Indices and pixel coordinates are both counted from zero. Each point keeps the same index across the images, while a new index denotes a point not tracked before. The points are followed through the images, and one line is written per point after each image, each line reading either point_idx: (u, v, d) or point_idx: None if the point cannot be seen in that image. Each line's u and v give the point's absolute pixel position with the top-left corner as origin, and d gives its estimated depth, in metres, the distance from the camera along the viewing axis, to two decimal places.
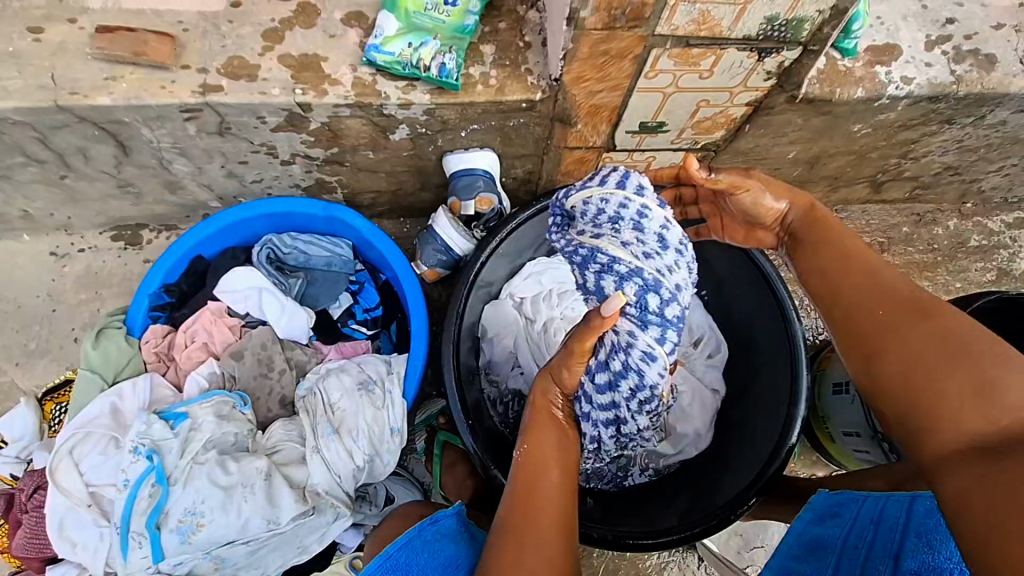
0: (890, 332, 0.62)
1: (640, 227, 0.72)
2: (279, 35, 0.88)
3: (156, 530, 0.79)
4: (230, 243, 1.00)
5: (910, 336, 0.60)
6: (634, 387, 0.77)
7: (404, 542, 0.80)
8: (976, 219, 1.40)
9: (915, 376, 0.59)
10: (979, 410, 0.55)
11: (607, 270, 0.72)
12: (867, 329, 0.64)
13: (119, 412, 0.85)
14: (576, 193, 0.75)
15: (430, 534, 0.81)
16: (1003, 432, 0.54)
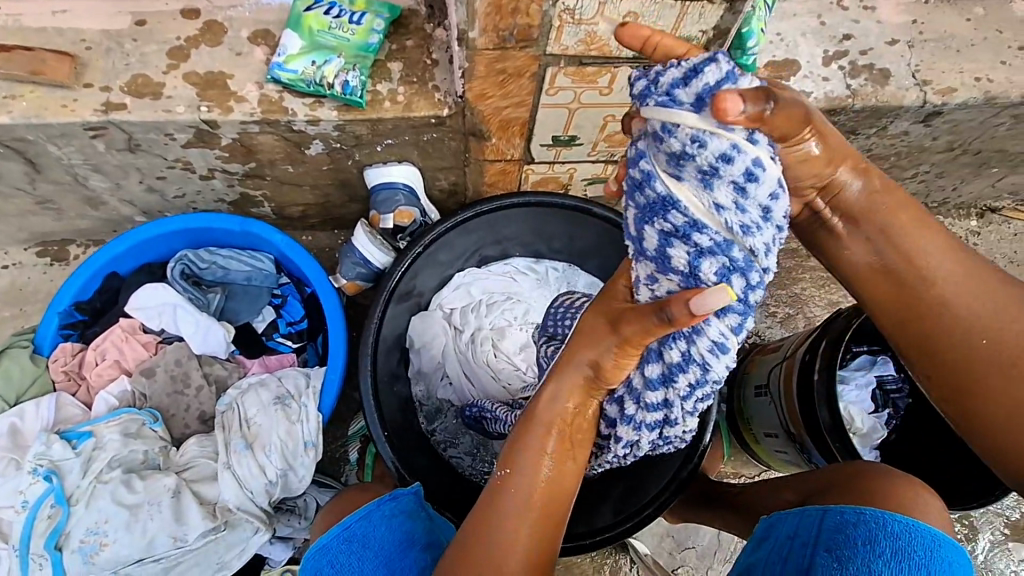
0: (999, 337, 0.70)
1: (731, 170, 0.57)
2: (184, 53, 0.89)
3: (56, 552, 0.79)
4: (146, 259, 1.00)
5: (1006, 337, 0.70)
6: (693, 382, 0.67)
7: (360, 516, 0.80)
8: None
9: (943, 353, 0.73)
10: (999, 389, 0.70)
11: (687, 232, 0.60)
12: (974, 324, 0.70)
13: (18, 432, 0.85)
14: (664, 107, 0.57)
15: (388, 511, 0.81)
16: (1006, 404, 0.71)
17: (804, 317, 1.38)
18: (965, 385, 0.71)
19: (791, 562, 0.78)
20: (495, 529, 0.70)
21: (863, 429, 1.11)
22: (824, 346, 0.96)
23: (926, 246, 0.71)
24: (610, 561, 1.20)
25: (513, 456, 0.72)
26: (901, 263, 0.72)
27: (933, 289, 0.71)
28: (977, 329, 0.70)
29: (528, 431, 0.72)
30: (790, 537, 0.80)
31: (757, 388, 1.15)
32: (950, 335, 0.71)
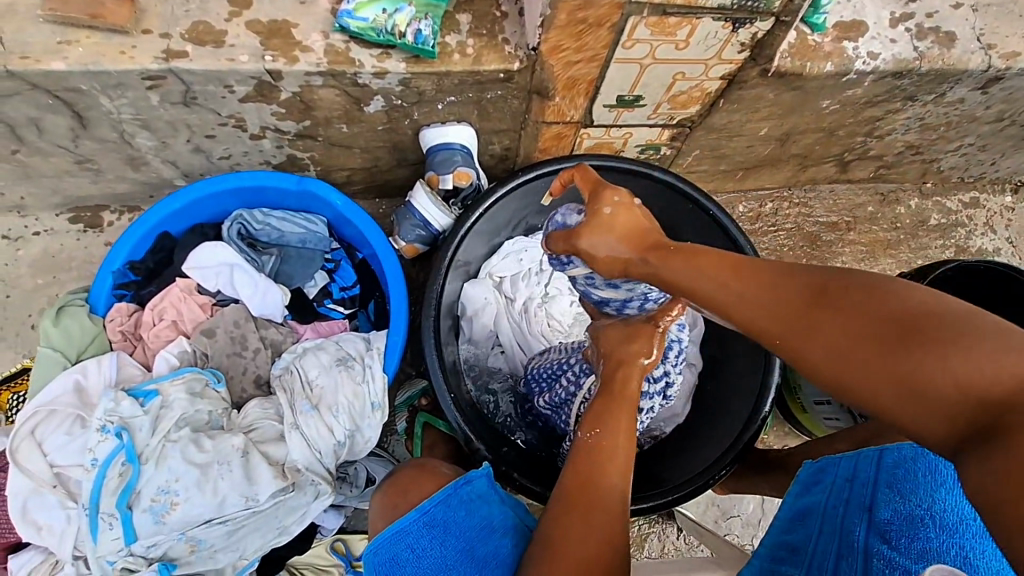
0: (906, 322, 0.48)
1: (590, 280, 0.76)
2: (246, 1, 0.86)
3: (128, 511, 0.75)
4: (197, 220, 0.97)
5: (915, 326, 0.47)
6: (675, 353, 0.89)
7: (439, 499, 0.76)
8: (936, 199, 1.46)
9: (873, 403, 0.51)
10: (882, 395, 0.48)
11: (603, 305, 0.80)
12: (887, 326, 0.48)
13: (84, 391, 0.80)
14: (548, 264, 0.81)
15: (466, 493, 0.76)
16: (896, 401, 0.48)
17: None
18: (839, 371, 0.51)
19: (853, 502, 0.73)
20: (598, 483, 0.65)
21: None
22: None
23: (768, 280, 0.55)
24: (657, 530, 1.19)
25: (602, 419, 0.69)
26: (750, 305, 0.56)
27: (826, 310, 0.51)
28: (839, 317, 0.51)
29: (609, 399, 0.71)
30: (847, 479, 0.76)
31: None
32: (801, 344, 0.52)
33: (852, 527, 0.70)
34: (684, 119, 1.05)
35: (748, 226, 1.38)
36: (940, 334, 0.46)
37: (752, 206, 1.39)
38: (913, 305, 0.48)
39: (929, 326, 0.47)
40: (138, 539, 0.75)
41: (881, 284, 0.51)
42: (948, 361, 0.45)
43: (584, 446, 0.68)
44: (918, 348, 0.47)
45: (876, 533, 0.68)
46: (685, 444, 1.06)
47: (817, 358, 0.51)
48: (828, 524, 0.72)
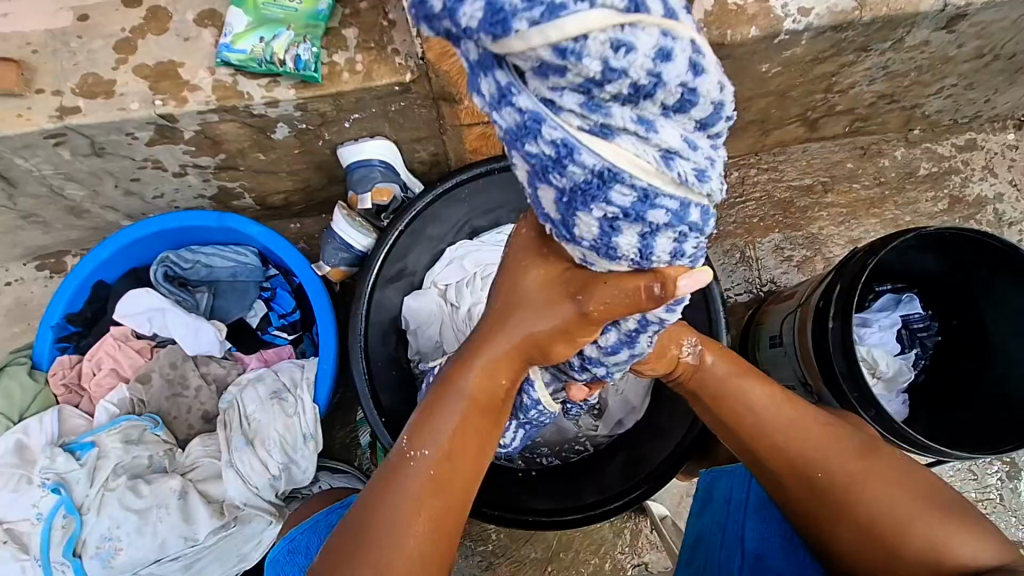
0: (856, 484, 0.67)
1: (636, 137, 0.39)
2: (132, 45, 0.84)
3: (77, 558, 0.81)
4: (131, 265, 0.99)
5: (868, 487, 0.66)
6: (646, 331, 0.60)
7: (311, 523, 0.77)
8: (925, 146, 1.33)
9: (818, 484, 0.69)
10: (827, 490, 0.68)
11: (624, 207, 0.42)
12: (831, 483, 0.68)
13: (25, 448, 0.86)
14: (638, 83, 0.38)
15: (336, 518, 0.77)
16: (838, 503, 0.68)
17: (823, 260, 1.29)
18: (815, 476, 0.69)
19: (727, 531, 0.80)
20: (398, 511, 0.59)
21: (888, 373, 1.05)
22: (839, 287, 0.89)
23: (759, 403, 0.73)
24: (630, 525, 1.18)
25: (426, 421, 0.60)
26: (746, 418, 0.73)
27: (798, 457, 0.70)
28: (812, 454, 0.70)
29: (442, 396, 0.59)
30: (726, 501, 0.82)
31: (772, 338, 1.09)
32: (804, 470, 0.70)
33: (731, 561, 0.77)
34: None
35: None
36: (873, 493, 0.66)
37: None
38: (873, 478, 0.67)
39: (865, 486, 0.67)
40: None
41: (849, 443, 0.70)
42: (871, 506, 0.66)
43: (400, 456, 0.61)
44: (857, 493, 0.67)
45: (750, 572, 0.75)
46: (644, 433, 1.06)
47: (803, 476, 0.70)
48: (713, 557, 0.79)
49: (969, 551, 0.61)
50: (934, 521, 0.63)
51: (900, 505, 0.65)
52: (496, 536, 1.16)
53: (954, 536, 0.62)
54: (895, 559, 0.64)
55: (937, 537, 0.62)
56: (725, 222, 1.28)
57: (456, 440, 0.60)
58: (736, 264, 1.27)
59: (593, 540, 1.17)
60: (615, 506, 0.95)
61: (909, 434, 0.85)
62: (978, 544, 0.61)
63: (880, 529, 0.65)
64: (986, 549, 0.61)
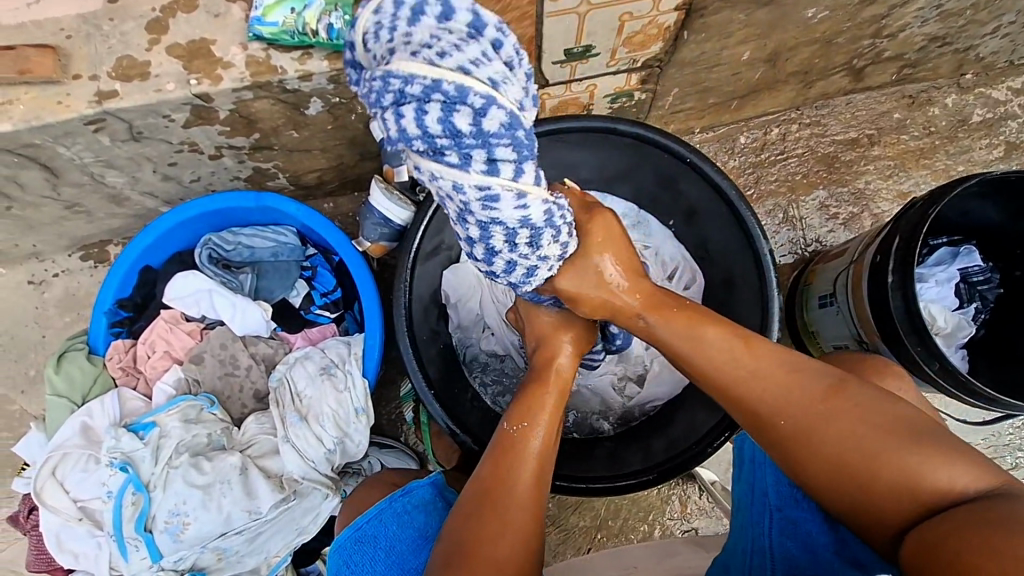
0: (821, 424, 0.63)
1: (480, 204, 0.47)
2: (163, 25, 0.83)
3: (148, 533, 0.84)
4: (174, 249, 1.00)
5: (831, 429, 0.62)
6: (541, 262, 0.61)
7: (373, 515, 0.77)
8: (979, 91, 1.26)
9: (803, 427, 0.64)
10: (802, 437, 0.64)
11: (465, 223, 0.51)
12: (792, 432, 0.64)
13: (91, 429, 0.89)
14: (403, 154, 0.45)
15: (400, 506, 0.78)
16: (823, 449, 0.62)
17: (870, 216, 1.24)
18: (784, 420, 0.65)
19: (755, 490, 0.75)
20: (509, 481, 0.68)
21: (947, 328, 1.01)
22: (898, 239, 0.86)
23: (719, 346, 0.69)
24: (677, 492, 1.18)
25: (529, 412, 0.72)
26: (713, 369, 0.69)
27: (760, 399, 0.66)
28: (760, 402, 0.66)
29: (536, 390, 0.74)
30: (751, 460, 0.77)
31: (821, 298, 1.06)
32: (769, 414, 0.66)
33: (760, 520, 0.73)
34: (649, 60, 0.95)
35: (753, 158, 1.25)
36: (837, 432, 0.62)
37: (755, 135, 1.25)
38: (837, 417, 0.63)
39: (830, 425, 0.63)
40: (164, 556, 0.84)
41: (809, 385, 0.65)
42: (833, 447, 0.62)
43: (505, 441, 0.71)
44: (821, 441, 0.63)
45: (779, 528, 0.71)
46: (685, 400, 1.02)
47: (769, 424, 0.66)
48: (744, 518, 0.75)
49: (947, 477, 0.58)
50: (907, 451, 0.59)
51: (862, 442, 0.61)
52: (544, 505, 1.17)
53: (937, 472, 0.58)
54: (875, 494, 0.60)
55: (912, 467, 0.59)
56: (766, 181, 1.24)
57: (549, 430, 0.72)
58: (779, 224, 1.23)
59: (641, 507, 1.17)
60: (665, 471, 0.93)
61: (977, 386, 0.82)
62: (955, 469, 0.58)
63: (856, 465, 0.61)
64: (973, 474, 0.58)
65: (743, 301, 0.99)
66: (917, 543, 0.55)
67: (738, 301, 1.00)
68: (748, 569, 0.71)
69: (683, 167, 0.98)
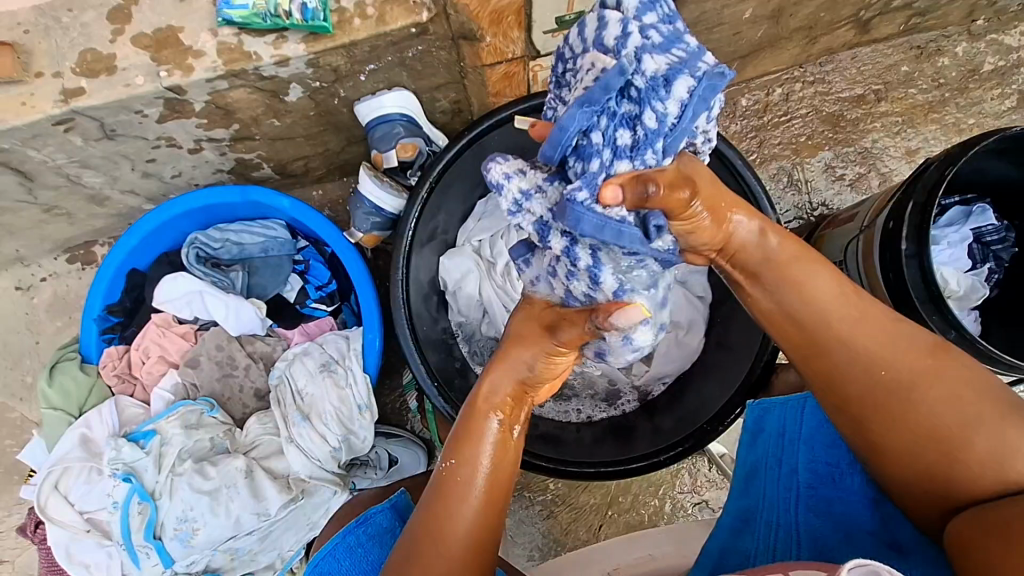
0: (922, 385, 0.60)
1: None
2: (126, 13, 0.78)
3: (158, 541, 0.83)
4: (161, 250, 0.97)
5: (932, 392, 0.59)
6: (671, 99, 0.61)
7: (328, 550, 0.73)
8: (990, 38, 1.20)
9: (896, 377, 0.61)
10: (902, 404, 0.60)
11: (689, 75, 0.57)
12: (891, 387, 0.61)
13: (90, 441, 0.87)
14: None
15: (354, 539, 0.73)
16: (917, 416, 0.60)
17: (877, 175, 1.19)
18: (885, 371, 0.61)
19: (786, 464, 0.75)
20: (441, 529, 0.61)
21: (959, 292, 0.98)
22: (912, 206, 0.82)
23: (826, 287, 0.62)
24: (688, 465, 1.17)
25: (465, 446, 0.63)
26: (813, 314, 0.62)
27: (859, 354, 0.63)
28: (874, 342, 0.61)
29: (478, 423, 0.63)
30: (780, 436, 0.76)
31: (830, 266, 1.03)
32: (862, 375, 0.62)
33: (787, 497, 0.74)
34: None
35: (755, 121, 1.20)
36: (940, 393, 0.59)
37: (757, 97, 1.20)
38: (947, 379, 0.59)
39: (932, 385, 0.59)
40: (176, 561, 0.84)
41: (923, 338, 0.61)
42: (932, 407, 0.59)
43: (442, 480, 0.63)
44: (920, 401, 0.60)
45: (808, 505, 0.72)
46: (691, 375, 1.01)
47: (864, 372, 0.62)
48: (771, 494, 0.75)
49: None
50: (1006, 427, 0.57)
51: (964, 407, 0.58)
52: (554, 486, 1.17)
53: None
54: (955, 474, 0.58)
55: (1007, 441, 0.56)
56: (769, 144, 1.19)
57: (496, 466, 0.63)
58: (784, 189, 1.19)
59: (652, 482, 1.17)
60: (673, 455, 0.91)
61: (994, 354, 0.80)
62: None
63: (946, 425, 0.59)
64: None
65: None
66: (973, 525, 0.55)
67: None
68: (774, 545, 0.71)
69: None
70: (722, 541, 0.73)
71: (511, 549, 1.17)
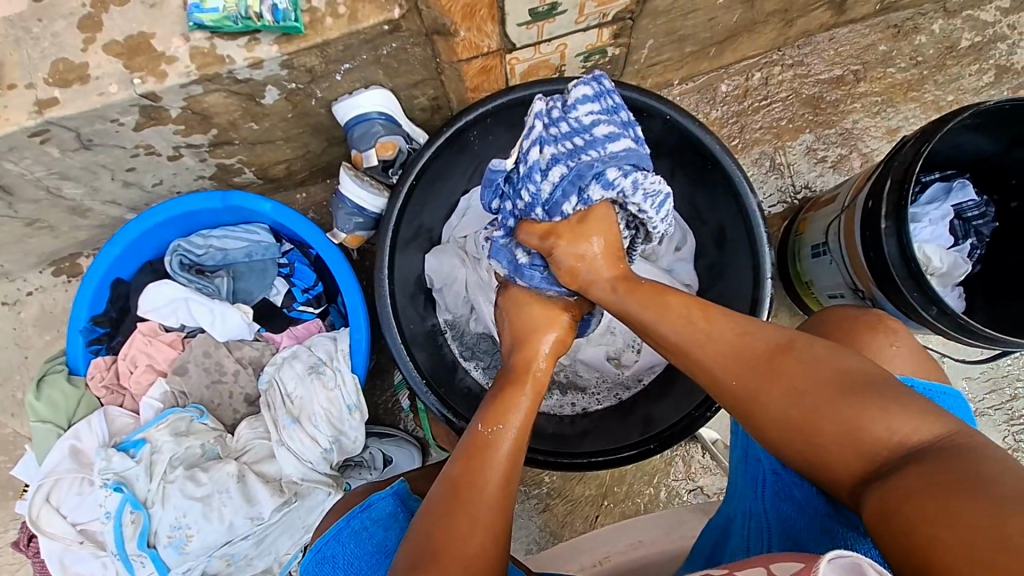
0: (765, 385, 0.58)
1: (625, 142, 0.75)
2: (96, 21, 0.78)
3: (152, 549, 0.83)
4: (145, 259, 0.96)
5: (776, 394, 0.58)
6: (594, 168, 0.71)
7: (331, 535, 0.72)
8: (966, 14, 1.20)
9: (742, 387, 0.60)
10: (761, 410, 0.59)
11: (565, 162, 0.69)
12: (737, 399, 0.60)
13: (80, 452, 0.87)
14: None
15: (358, 523, 0.72)
16: (784, 418, 0.57)
17: (859, 156, 1.20)
18: (734, 381, 0.60)
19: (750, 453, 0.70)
20: (475, 482, 0.62)
21: (943, 268, 1.00)
22: (890, 184, 0.82)
23: (675, 307, 0.65)
24: (681, 453, 1.18)
25: (505, 413, 0.66)
26: (676, 341, 0.64)
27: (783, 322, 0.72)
28: (726, 353, 0.61)
29: (511, 388, 0.69)
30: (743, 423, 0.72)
31: (814, 248, 1.03)
32: (727, 389, 0.61)
33: (755, 485, 0.69)
34: (618, 12, 0.89)
35: (735, 106, 1.20)
36: (783, 389, 0.58)
37: (737, 82, 1.20)
38: (786, 375, 0.58)
39: (776, 381, 0.58)
40: (171, 569, 0.84)
41: (756, 345, 0.61)
42: (782, 409, 0.57)
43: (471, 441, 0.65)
44: (766, 402, 0.58)
45: (773, 492, 0.67)
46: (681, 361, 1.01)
47: (722, 390, 0.61)
48: (744, 484, 0.71)
49: (891, 426, 0.53)
50: (854, 402, 0.55)
51: (806, 394, 0.56)
52: (549, 479, 1.17)
53: (898, 421, 0.53)
54: (828, 458, 0.56)
55: (850, 418, 0.54)
56: (750, 129, 1.20)
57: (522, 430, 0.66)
58: (767, 173, 1.20)
59: (647, 471, 1.17)
60: (662, 441, 0.91)
61: (976, 328, 0.80)
62: (899, 417, 0.53)
63: (799, 413, 0.57)
64: (921, 423, 0.53)
65: (733, 259, 0.96)
66: (879, 500, 0.50)
67: (732, 258, 0.97)
68: (748, 539, 0.68)
69: (659, 123, 0.94)
70: (712, 534, 0.75)
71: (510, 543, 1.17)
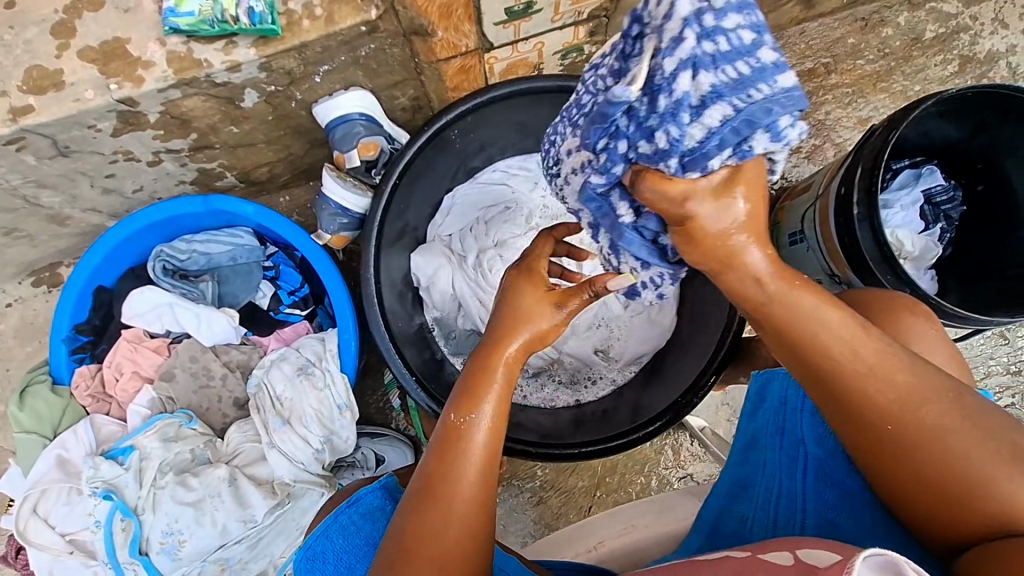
0: (863, 395, 0.55)
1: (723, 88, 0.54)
2: (69, 27, 0.77)
3: (144, 556, 0.83)
4: (127, 265, 0.96)
5: (888, 391, 0.54)
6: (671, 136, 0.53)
7: (320, 531, 0.73)
8: (930, 6, 1.24)
9: (864, 395, 0.55)
10: (868, 423, 0.55)
11: (603, 140, 0.57)
12: (845, 396, 0.56)
13: (67, 462, 0.86)
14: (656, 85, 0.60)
15: (347, 518, 0.73)
16: (888, 431, 0.55)
17: (832, 146, 1.23)
18: (873, 391, 0.54)
19: (788, 431, 0.71)
20: (450, 479, 0.62)
21: (915, 252, 1.02)
22: (861, 171, 0.85)
23: (808, 303, 0.54)
24: (670, 441, 1.20)
25: (475, 400, 0.64)
26: (767, 318, 0.56)
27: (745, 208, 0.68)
28: (846, 350, 0.55)
29: (484, 373, 0.65)
30: (781, 404, 0.73)
31: (791, 235, 1.06)
32: (843, 387, 0.55)
33: (793, 466, 0.69)
34: (593, 10, 0.91)
35: None
36: (892, 398, 0.54)
37: None
38: (893, 387, 0.54)
39: (877, 396, 0.54)
40: None
41: (868, 357, 0.55)
42: (882, 413, 0.55)
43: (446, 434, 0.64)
44: (873, 400, 0.55)
45: (814, 475, 0.68)
46: (665, 350, 1.04)
47: (831, 397, 0.57)
48: (776, 462, 0.71)
49: (1013, 487, 0.50)
50: (979, 449, 0.52)
51: (927, 430, 0.53)
52: (541, 472, 1.18)
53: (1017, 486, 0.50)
54: (919, 481, 0.54)
55: (976, 472, 0.51)
56: None
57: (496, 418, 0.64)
58: None
59: (636, 460, 1.19)
60: (651, 430, 0.92)
61: (946, 308, 0.83)
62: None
63: (895, 434, 0.54)
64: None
65: None
66: (979, 554, 0.50)
67: None
68: (776, 513, 0.69)
69: None
70: (717, 506, 0.73)
71: (504, 537, 1.18)
